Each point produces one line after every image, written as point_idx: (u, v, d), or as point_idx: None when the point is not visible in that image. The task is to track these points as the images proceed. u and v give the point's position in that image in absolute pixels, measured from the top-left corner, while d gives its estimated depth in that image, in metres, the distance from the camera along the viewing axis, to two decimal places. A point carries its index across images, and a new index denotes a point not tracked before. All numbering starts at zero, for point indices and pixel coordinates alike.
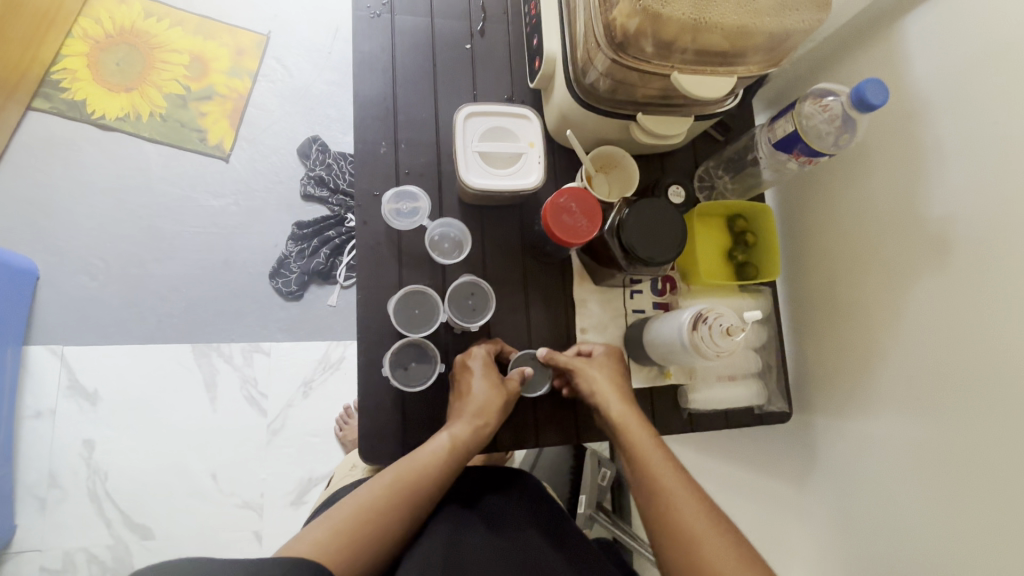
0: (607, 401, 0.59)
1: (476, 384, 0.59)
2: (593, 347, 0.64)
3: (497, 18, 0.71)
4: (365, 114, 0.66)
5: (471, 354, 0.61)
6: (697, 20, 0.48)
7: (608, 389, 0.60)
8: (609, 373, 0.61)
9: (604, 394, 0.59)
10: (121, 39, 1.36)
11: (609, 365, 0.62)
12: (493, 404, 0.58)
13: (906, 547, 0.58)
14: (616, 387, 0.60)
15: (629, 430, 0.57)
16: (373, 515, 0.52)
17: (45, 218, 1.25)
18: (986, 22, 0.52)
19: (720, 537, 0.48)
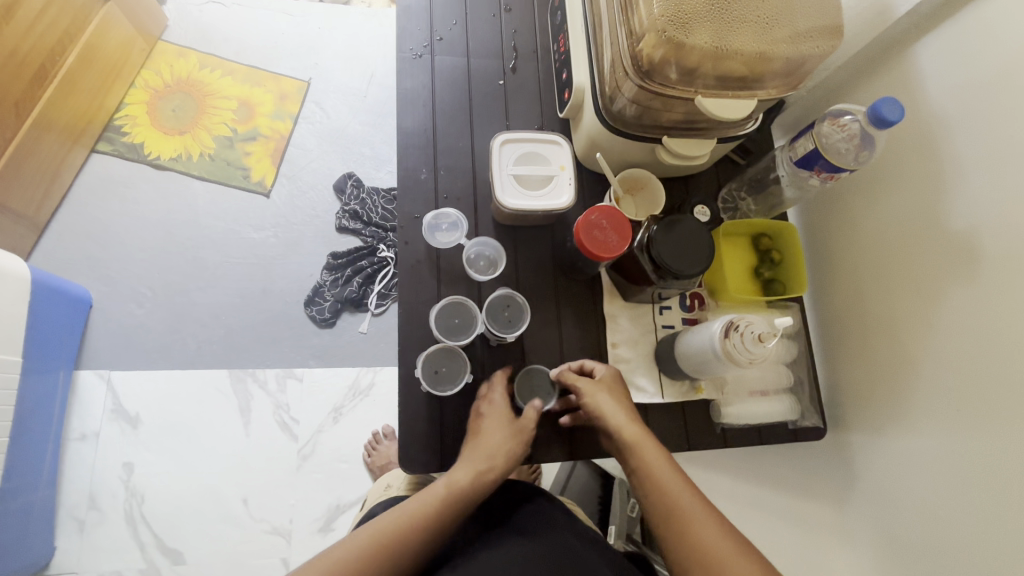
0: (617, 422, 0.58)
1: (486, 427, 0.60)
2: (593, 366, 0.64)
3: (527, 56, 0.77)
4: (407, 143, 0.71)
5: (487, 398, 0.63)
6: (719, 48, 0.52)
7: (615, 410, 0.59)
8: (613, 393, 0.61)
9: (613, 416, 0.59)
10: (179, 88, 1.48)
11: (611, 385, 0.62)
12: (497, 450, 0.59)
13: (956, 566, 0.56)
14: (622, 409, 0.60)
15: (642, 451, 0.56)
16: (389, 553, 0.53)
17: (100, 251, 1.34)
18: (994, 46, 0.56)
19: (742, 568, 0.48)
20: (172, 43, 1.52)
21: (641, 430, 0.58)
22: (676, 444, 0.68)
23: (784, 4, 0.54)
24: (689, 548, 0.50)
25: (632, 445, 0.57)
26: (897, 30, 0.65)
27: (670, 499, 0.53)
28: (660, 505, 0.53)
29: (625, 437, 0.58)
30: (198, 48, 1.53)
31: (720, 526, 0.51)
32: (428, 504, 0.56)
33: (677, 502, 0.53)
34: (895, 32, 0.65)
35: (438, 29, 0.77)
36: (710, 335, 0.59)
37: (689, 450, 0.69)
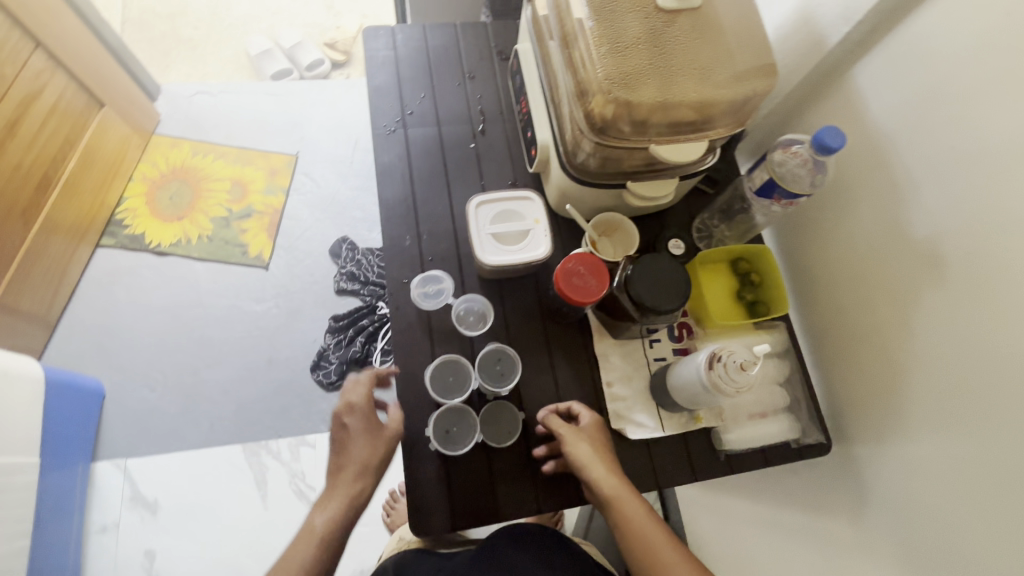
0: (596, 474, 0.59)
1: (354, 444, 0.63)
2: (580, 412, 0.66)
3: (494, 119, 0.82)
4: (389, 213, 0.75)
5: (346, 407, 0.64)
6: (664, 101, 0.56)
7: (594, 462, 0.60)
8: (594, 441, 0.62)
9: (592, 469, 0.60)
10: (175, 176, 1.56)
11: (591, 431, 0.63)
12: (369, 460, 0.62)
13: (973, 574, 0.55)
14: (601, 457, 0.61)
15: (623, 503, 0.58)
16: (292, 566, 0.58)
17: (110, 341, 1.37)
18: (924, 65, 0.59)
19: None
20: (165, 135, 1.60)
21: (618, 480, 0.60)
22: (682, 475, 0.69)
23: (720, 52, 0.58)
24: None
25: (611, 500, 0.58)
26: (834, 57, 0.69)
27: (649, 550, 0.56)
28: (643, 553, 0.56)
29: (605, 490, 0.59)
30: (190, 137, 1.61)
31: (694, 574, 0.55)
32: (319, 524, 0.59)
33: (655, 553, 0.56)
34: (833, 59, 0.69)
35: (409, 104, 0.82)
36: (697, 369, 0.61)
37: (697, 480, 0.70)
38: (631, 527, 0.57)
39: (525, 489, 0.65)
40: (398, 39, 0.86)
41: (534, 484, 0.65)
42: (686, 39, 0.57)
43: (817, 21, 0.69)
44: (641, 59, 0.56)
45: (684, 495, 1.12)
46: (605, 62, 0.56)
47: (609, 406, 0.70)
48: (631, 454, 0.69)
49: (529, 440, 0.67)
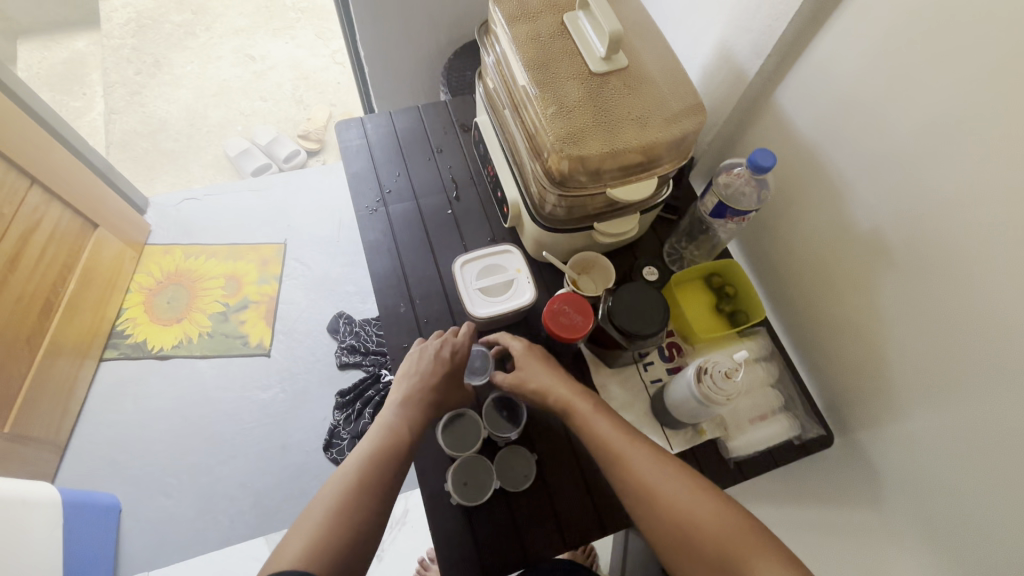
0: (546, 389, 0.66)
1: (421, 362, 0.70)
2: (509, 341, 0.72)
3: (466, 185, 0.89)
4: (382, 285, 0.80)
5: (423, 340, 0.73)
6: (611, 149, 0.63)
7: (544, 380, 0.67)
8: (532, 366, 0.69)
9: (543, 385, 0.67)
10: (170, 281, 1.61)
11: (526, 358, 0.69)
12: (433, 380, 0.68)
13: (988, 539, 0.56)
14: (549, 374, 0.68)
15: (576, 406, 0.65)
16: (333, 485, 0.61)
17: (122, 452, 1.38)
18: (832, 83, 0.67)
19: (671, 482, 0.57)
20: (157, 244, 1.67)
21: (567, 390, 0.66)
22: None
23: (653, 101, 0.65)
24: (626, 476, 0.58)
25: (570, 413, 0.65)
26: (756, 86, 0.77)
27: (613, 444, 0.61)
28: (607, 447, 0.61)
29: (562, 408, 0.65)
30: (181, 241, 1.68)
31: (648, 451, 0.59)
32: (388, 431, 0.64)
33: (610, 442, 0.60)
34: (755, 88, 0.78)
35: (386, 183, 0.89)
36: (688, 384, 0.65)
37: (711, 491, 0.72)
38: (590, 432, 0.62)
39: (550, 528, 0.67)
40: (368, 127, 0.94)
41: (558, 522, 0.67)
42: (623, 94, 0.65)
43: (734, 58, 0.78)
44: (586, 116, 0.63)
45: None
46: (553, 124, 0.63)
47: None
48: None
49: (545, 478, 0.69)
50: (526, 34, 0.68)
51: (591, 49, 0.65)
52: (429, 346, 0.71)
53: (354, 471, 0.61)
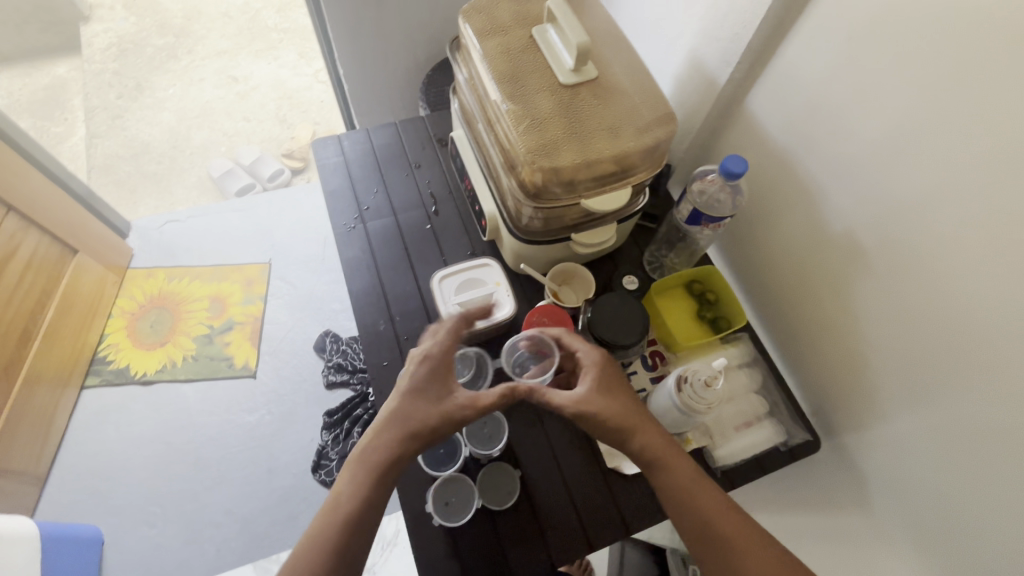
0: (611, 411, 0.59)
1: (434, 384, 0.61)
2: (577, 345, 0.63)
3: (445, 199, 0.89)
4: (361, 303, 0.79)
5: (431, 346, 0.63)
6: (584, 161, 0.63)
7: (610, 401, 0.60)
8: (610, 391, 0.60)
9: (607, 406, 0.59)
10: (153, 305, 1.59)
11: (600, 376, 0.61)
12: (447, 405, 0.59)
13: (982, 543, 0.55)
14: (613, 394, 0.60)
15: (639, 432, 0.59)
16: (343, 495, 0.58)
17: (104, 482, 1.35)
18: (801, 88, 0.68)
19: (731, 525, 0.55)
20: (139, 268, 1.65)
21: (632, 415, 0.60)
22: None
23: (624, 111, 0.66)
24: (686, 507, 0.56)
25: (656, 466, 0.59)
26: (727, 93, 0.78)
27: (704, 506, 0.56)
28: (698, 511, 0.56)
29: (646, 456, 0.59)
30: (164, 264, 1.66)
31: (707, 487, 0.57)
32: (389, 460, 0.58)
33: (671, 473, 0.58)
34: (727, 95, 0.78)
35: (364, 200, 0.88)
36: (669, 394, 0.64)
37: None
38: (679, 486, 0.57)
39: (536, 547, 0.65)
40: (345, 145, 0.94)
41: (544, 540, 0.66)
42: (594, 105, 0.65)
43: (704, 67, 0.78)
44: (558, 128, 0.63)
45: None
46: (526, 137, 0.63)
47: (602, 446, 0.71)
48: (633, 488, 0.69)
49: (530, 495, 0.68)
50: (496, 48, 0.68)
51: (560, 62, 0.66)
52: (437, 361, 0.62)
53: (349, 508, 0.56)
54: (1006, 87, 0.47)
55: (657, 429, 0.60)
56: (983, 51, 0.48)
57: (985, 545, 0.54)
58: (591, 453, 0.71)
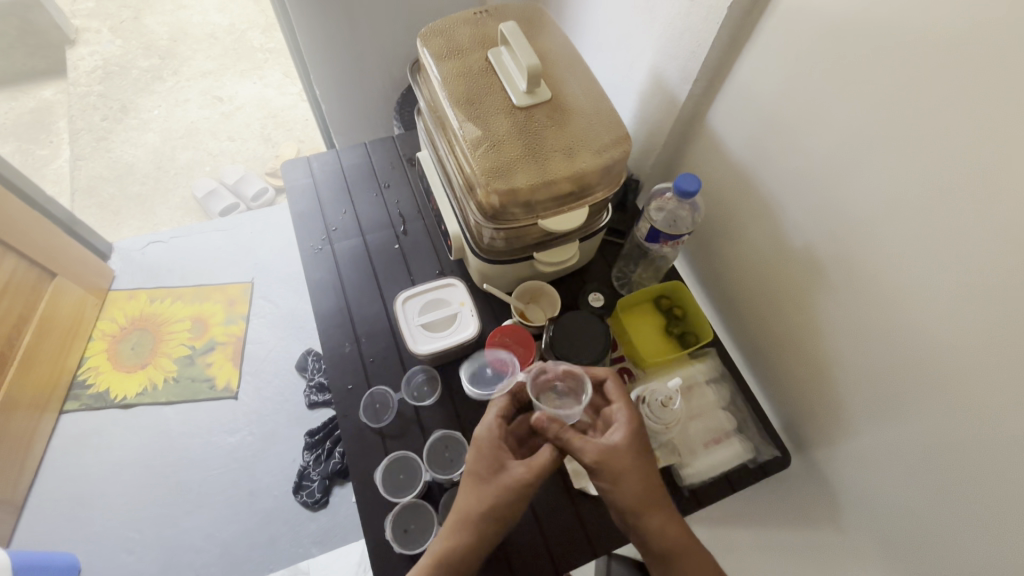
0: (632, 483, 0.56)
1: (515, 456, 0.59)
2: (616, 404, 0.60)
3: (413, 219, 0.89)
4: (327, 325, 0.79)
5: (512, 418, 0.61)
6: (540, 181, 0.63)
7: (637, 470, 0.56)
8: (638, 458, 0.57)
9: (630, 477, 0.56)
10: (135, 327, 1.58)
11: (634, 440, 0.58)
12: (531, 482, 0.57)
13: (952, 558, 0.54)
14: (641, 463, 0.57)
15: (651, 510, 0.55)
16: (461, 553, 0.55)
17: (82, 509, 1.33)
18: (757, 104, 0.68)
19: None
20: (121, 290, 1.64)
21: (650, 490, 0.56)
22: None
23: (580, 131, 0.66)
24: None
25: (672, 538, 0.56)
26: (688, 109, 0.78)
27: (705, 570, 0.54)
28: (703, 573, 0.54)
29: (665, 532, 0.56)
30: (146, 285, 1.65)
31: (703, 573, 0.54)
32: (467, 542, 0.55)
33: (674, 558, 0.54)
34: (688, 111, 0.79)
35: (332, 222, 0.88)
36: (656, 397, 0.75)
37: None
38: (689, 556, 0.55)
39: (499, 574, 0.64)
40: (314, 166, 0.94)
41: (508, 567, 0.65)
42: (550, 125, 0.66)
43: (665, 84, 0.79)
44: (514, 149, 0.63)
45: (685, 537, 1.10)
46: (481, 159, 0.63)
47: (569, 467, 0.70)
48: (598, 510, 0.68)
49: None
50: (454, 71, 0.68)
51: (514, 83, 0.66)
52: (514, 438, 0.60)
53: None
54: (943, 104, 0.47)
55: (674, 515, 0.56)
56: (921, 68, 0.48)
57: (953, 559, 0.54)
58: (557, 475, 0.70)
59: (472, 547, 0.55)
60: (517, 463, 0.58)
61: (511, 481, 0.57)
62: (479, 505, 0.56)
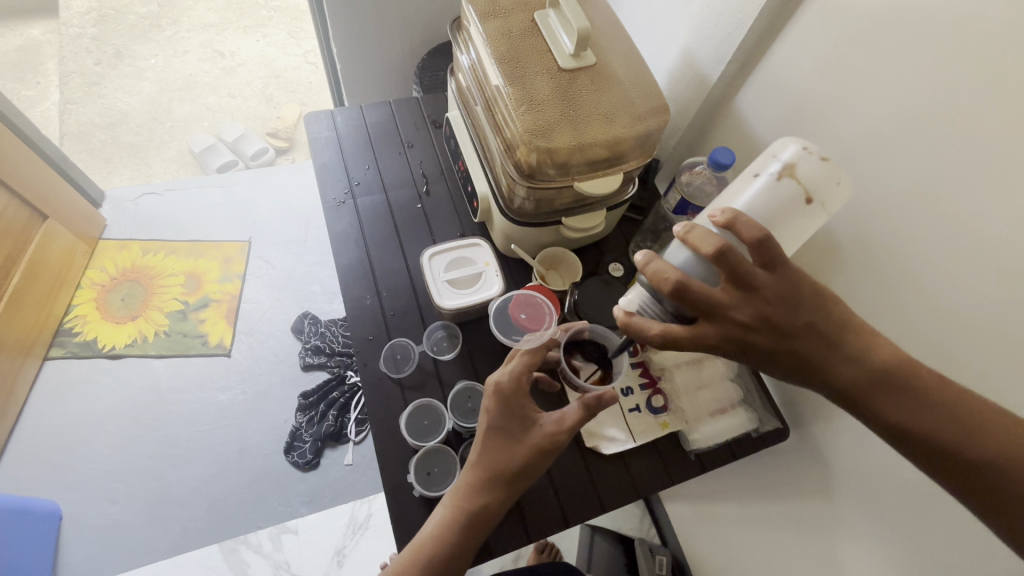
0: (806, 316, 0.47)
1: (534, 412, 0.60)
2: (714, 240, 0.46)
3: (437, 179, 0.89)
4: (348, 277, 0.79)
5: (519, 371, 0.60)
6: (579, 144, 0.64)
7: (787, 314, 0.47)
8: (780, 303, 0.47)
9: (786, 316, 0.47)
10: (125, 278, 1.54)
11: (766, 291, 0.47)
12: (547, 439, 0.58)
13: (942, 524, 0.58)
14: (783, 307, 0.47)
15: (823, 335, 0.47)
16: (491, 510, 0.57)
17: (64, 457, 1.30)
18: (788, 89, 0.70)
19: (938, 425, 0.45)
20: (112, 239, 1.60)
21: (806, 325, 0.47)
22: (659, 481, 0.72)
23: (619, 98, 0.67)
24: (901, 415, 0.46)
25: (888, 375, 0.47)
26: (717, 91, 0.80)
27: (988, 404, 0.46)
28: (943, 428, 0.45)
29: (877, 366, 0.47)
30: (138, 237, 1.61)
31: (903, 393, 0.46)
32: (487, 498, 0.57)
33: (866, 366, 0.47)
34: (716, 93, 0.81)
35: (355, 176, 0.88)
36: (805, 224, 0.56)
37: (673, 484, 0.73)
38: (909, 407, 0.46)
39: (514, 523, 0.66)
40: (338, 120, 0.94)
41: (522, 516, 0.67)
42: (591, 90, 0.67)
43: (696, 65, 0.81)
44: (554, 111, 0.64)
45: (680, 517, 1.20)
46: (523, 117, 0.64)
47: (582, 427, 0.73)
48: (609, 468, 0.72)
49: None
50: (499, 29, 0.69)
51: (559, 46, 0.67)
52: (526, 390, 0.60)
53: (448, 538, 0.56)
54: (977, 95, 0.50)
55: (843, 340, 0.47)
56: (957, 60, 0.51)
57: (949, 527, 0.57)
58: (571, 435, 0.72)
59: (499, 503, 0.58)
60: (547, 425, 0.59)
61: (540, 442, 0.58)
62: (506, 464, 0.58)
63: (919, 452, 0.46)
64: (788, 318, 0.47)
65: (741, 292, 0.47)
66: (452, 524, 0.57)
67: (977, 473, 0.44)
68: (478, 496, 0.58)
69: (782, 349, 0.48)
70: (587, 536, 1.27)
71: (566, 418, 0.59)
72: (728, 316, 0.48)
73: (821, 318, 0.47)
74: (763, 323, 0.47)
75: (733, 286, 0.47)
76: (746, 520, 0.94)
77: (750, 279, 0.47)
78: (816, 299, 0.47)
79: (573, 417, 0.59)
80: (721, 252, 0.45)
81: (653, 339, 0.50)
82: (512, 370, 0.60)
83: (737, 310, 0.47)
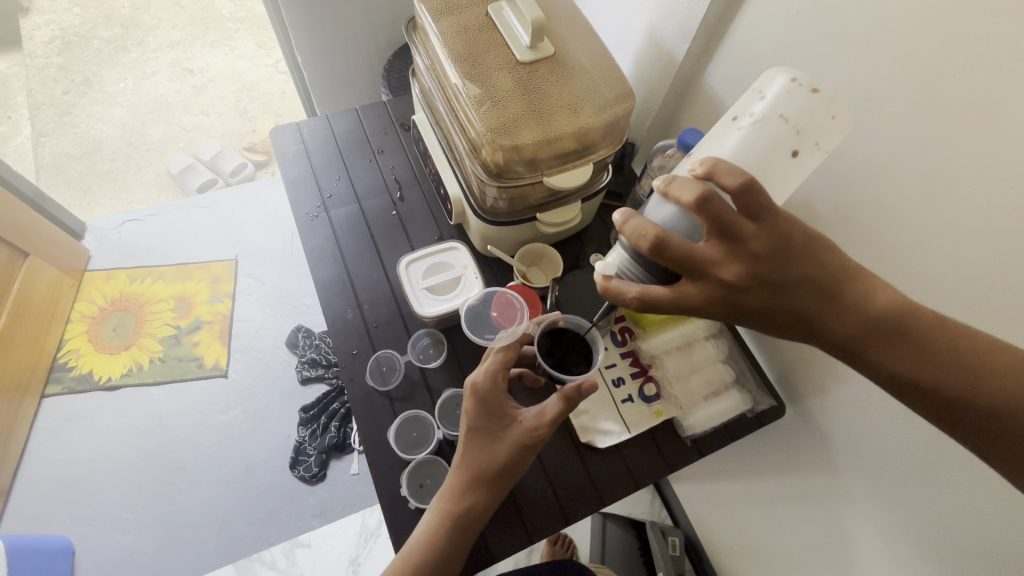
0: (799, 269, 0.44)
1: (513, 408, 0.60)
2: (694, 188, 0.43)
3: (410, 184, 0.88)
4: (328, 291, 0.78)
5: (495, 369, 0.60)
6: (545, 138, 0.63)
7: (777, 268, 0.44)
8: (768, 256, 0.44)
9: (777, 269, 0.44)
10: (115, 308, 1.53)
11: (753, 244, 0.44)
12: (525, 435, 0.57)
13: (943, 488, 0.57)
14: (773, 261, 0.44)
15: (822, 287, 0.45)
16: (476, 512, 0.57)
17: (72, 492, 1.31)
18: (757, 62, 0.68)
19: (940, 375, 0.44)
20: (98, 270, 1.59)
21: (800, 276, 0.44)
22: (657, 470, 0.72)
23: (583, 86, 0.66)
24: (903, 363, 0.45)
25: (889, 325, 0.45)
26: (686, 69, 0.78)
27: (1011, 350, 0.44)
28: (953, 377, 0.44)
29: (878, 314, 0.45)
30: (123, 265, 1.60)
31: (904, 342, 0.45)
32: (470, 499, 0.57)
33: (866, 316, 0.45)
34: (685, 71, 0.79)
35: (327, 188, 0.87)
36: (795, 171, 0.53)
37: (672, 472, 0.73)
38: (911, 356, 0.45)
39: (513, 527, 0.66)
40: (305, 133, 0.92)
41: (521, 518, 0.67)
42: (553, 82, 0.65)
43: (662, 43, 0.79)
44: (516, 106, 0.63)
45: (689, 497, 1.20)
46: (485, 116, 0.62)
47: (575, 423, 0.72)
48: (604, 461, 0.71)
49: None
50: (453, 27, 0.67)
51: (516, 39, 0.65)
52: (503, 387, 0.60)
53: (433, 544, 0.56)
54: (947, 54, 0.48)
55: (841, 287, 0.45)
56: (925, 19, 0.49)
57: (949, 491, 0.57)
58: (566, 434, 0.72)
59: (484, 504, 0.57)
60: (527, 421, 0.58)
61: (520, 439, 0.57)
62: (488, 464, 0.57)
63: (933, 409, 0.45)
64: (780, 272, 0.44)
65: (726, 246, 0.44)
66: (437, 530, 0.56)
67: (988, 422, 0.43)
68: (461, 498, 0.57)
69: (774, 303, 0.45)
70: (599, 524, 1.27)
71: (544, 413, 0.58)
72: (715, 274, 0.45)
73: (818, 270, 0.45)
74: (752, 279, 0.44)
75: (719, 240, 0.44)
76: (752, 496, 0.94)
77: (735, 231, 0.43)
78: (808, 247, 0.44)
79: (552, 412, 0.58)
80: (703, 200, 0.42)
81: (630, 302, 0.48)
82: (487, 368, 0.60)
83: (724, 267, 0.45)
